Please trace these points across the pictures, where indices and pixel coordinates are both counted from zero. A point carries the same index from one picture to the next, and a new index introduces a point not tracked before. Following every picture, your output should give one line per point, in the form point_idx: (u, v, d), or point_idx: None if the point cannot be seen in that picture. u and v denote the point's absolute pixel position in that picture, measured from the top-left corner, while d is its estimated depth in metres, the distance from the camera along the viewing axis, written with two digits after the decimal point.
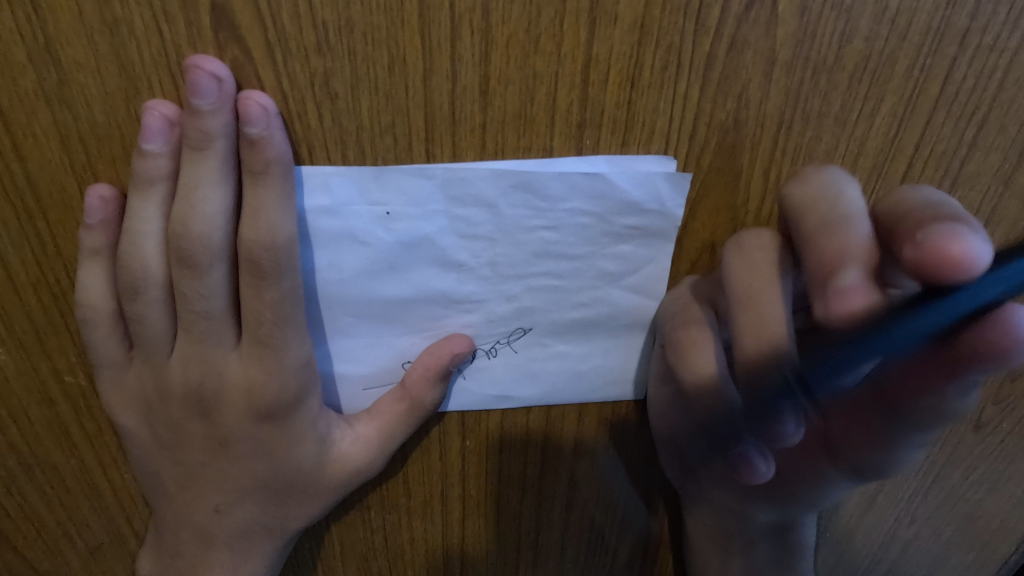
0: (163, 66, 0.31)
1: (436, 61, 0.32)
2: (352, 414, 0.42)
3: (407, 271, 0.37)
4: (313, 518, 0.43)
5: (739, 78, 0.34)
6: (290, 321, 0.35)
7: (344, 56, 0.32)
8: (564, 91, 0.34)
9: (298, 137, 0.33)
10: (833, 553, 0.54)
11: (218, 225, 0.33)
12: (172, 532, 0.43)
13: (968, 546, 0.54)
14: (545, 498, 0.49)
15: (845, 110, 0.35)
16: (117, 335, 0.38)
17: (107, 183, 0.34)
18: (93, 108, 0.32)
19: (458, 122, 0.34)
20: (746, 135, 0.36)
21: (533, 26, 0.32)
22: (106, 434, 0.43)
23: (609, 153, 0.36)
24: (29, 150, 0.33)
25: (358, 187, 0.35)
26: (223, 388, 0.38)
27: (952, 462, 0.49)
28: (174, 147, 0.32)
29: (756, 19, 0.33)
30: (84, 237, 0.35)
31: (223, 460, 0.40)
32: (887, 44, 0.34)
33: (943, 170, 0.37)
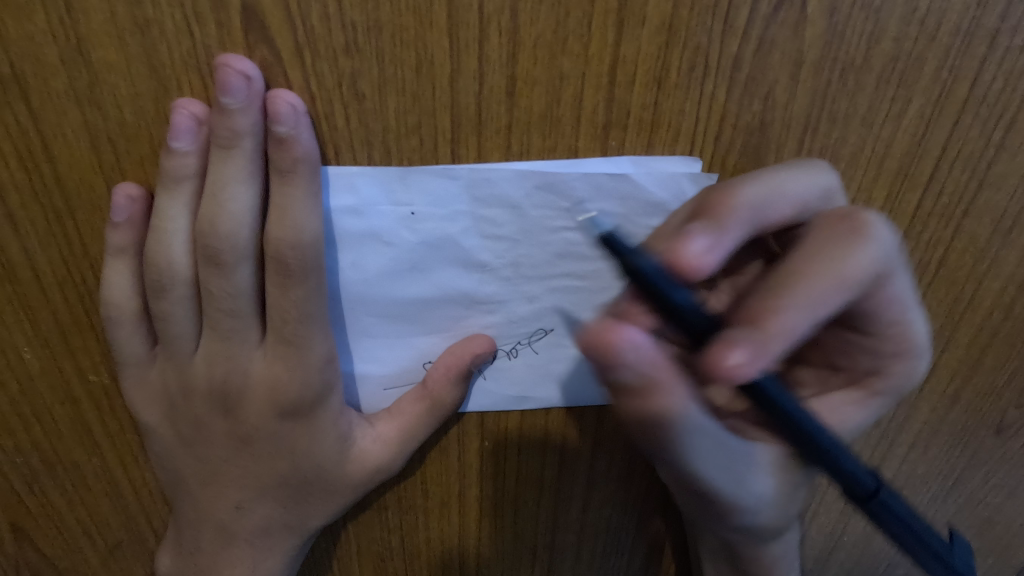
0: (193, 66, 0.32)
1: (464, 61, 0.32)
2: (372, 414, 0.42)
3: (430, 271, 0.38)
4: (332, 517, 0.44)
5: (766, 79, 0.34)
6: (314, 319, 0.36)
7: (372, 57, 0.32)
8: (590, 92, 0.34)
9: (325, 137, 0.34)
10: (851, 556, 0.54)
11: (244, 223, 0.33)
12: (192, 529, 0.43)
13: (987, 552, 0.54)
14: (563, 499, 0.49)
15: (872, 110, 0.35)
16: (141, 333, 0.38)
17: (135, 183, 0.34)
18: (123, 109, 0.32)
19: (484, 122, 0.34)
20: (772, 136, 0.35)
21: (560, 27, 0.32)
22: (128, 433, 0.43)
23: (633, 154, 0.36)
24: (58, 150, 0.33)
25: (383, 188, 0.35)
26: (246, 386, 0.38)
27: (972, 466, 0.49)
28: (201, 146, 0.33)
29: (785, 20, 0.33)
30: (110, 235, 0.35)
31: (244, 457, 0.40)
32: (916, 45, 0.34)
33: (968, 172, 0.37)
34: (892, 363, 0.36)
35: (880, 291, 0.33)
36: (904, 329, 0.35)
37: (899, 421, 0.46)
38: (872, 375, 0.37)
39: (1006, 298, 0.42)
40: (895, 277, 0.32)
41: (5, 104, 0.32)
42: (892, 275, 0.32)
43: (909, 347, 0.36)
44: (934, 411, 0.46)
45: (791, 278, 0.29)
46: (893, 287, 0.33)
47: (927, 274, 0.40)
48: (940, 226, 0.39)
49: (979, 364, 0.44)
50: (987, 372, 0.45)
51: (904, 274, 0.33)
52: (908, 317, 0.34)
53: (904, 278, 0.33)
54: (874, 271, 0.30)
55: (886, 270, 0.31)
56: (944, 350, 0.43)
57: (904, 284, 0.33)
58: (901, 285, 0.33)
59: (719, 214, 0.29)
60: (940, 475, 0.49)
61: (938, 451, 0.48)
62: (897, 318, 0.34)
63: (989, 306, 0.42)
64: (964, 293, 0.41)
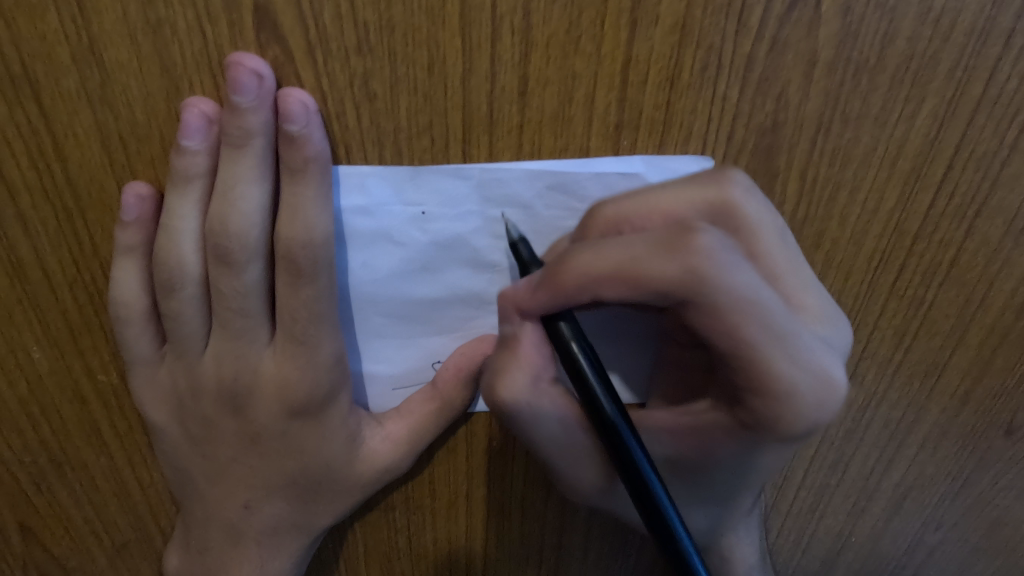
0: (204, 65, 0.31)
1: (476, 61, 0.32)
2: (380, 414, 0.42)
3: (439, 271, 0.37)
4: (340, 516, 0.43)
5: (779, 79, 0.34)
6: (324, 319, 0.36)
7: (384, 56, 0.32)
8: (602, 92, 0.34)
9: (336, 137, 0.33)
10: (858, 557, 0.54)
11: (255, 223, 0.33)
12: (200, 529, 0.43)
13: (995, 553, 0.54)
14: (570, 500, 0.49)
15: (886, 110, 0.35)
16: (150, 332, 0.38)
17: (145, 182, 0.34)
18: (134, 108, 0.32)
19: (495, 122, 0.34)
20: (784, 136, 0.35)
21: (573, 27, 0.32)
22: (137, 432, 0.43)
23: (645, 154, 0.35)
24: (69, 149, 0.33)
25: (394, 188, 0.35)
26: (256, 386, 0.38)
27: (981, 467, 0.48)
28: (212, 145, 0.33)
29: (799, 19, 0.32)
30: (120, 234, 0.35)
31: (253, 456, 0.40)
32: (930, 44, 0.33)
33: (981, 172, 0.37)
34: (753, 401, 0.32)
35: (703, 315, 0.30)
36: (746, 363, 0.31)
37: (908, 422, 0.46)
38: (754, 416, 0.33)
39: (1017, 299, 0.42)
40: (711, 309, 0.29)
41: (17, 104, 0.32)
42: (712, 307, 0.29)
43: (774, 390, 0.31)
44: (943, 412, 0.46)
45: (614, 262, 0.30)
46: (721, 320, 0.30)
47: (937, 275, 0.40)
48: (951, 226, 0.39)
49: (989, 364, 0.44)
50: (997, 373, 0.45)
51: (743, 310, 0.29)
52: (760, 357, 0.30)
53: (751, 314, 0.29)
54: (651, 286, 0.29)
55: (662, 293, 0.30)
56: (955, 351, 0.43)
57: (755, 317, 0.30)
58: (739, 323, 0.30)
59: (602, 219, 0.34)
60: (949, 476, 0.49)
61: (947, 452, 0.48)
62: (730, 352, 0.30)
63: (1001, 307, 0.42)
64: (975, 294, 0.41)
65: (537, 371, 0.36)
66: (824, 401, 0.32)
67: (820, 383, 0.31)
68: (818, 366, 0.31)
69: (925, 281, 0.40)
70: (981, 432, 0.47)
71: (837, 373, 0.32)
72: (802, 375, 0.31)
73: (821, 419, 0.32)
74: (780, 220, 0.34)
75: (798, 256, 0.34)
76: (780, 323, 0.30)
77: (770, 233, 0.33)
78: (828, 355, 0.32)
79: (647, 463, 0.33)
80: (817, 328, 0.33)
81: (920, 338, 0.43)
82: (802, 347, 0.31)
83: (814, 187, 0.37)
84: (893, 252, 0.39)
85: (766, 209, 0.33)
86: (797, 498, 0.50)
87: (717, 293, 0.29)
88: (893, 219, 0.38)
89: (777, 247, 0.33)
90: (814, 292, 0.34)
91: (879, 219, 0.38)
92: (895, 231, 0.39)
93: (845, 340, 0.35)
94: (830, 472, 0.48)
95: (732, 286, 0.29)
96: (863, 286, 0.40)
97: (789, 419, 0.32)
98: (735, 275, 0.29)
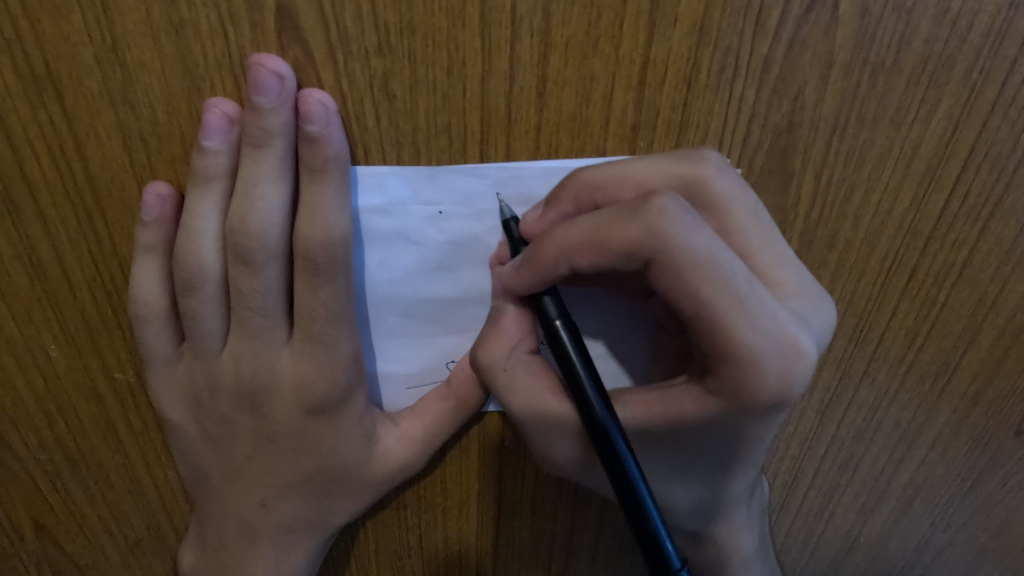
0: (226, 66, 0.32)
1: (495, 62, 0.32)
2: (395, 413, 0.43)
3: (455, 270, 0.38)
4: (354, 515, 0.44)
5: (796, 80, 0.34)
6: (342, 318, 0.36)
7: (404, 57, 0.32)
8: (619, 93, 0.34)
9: (355, 137, 0.34)
10: (866, 556, 0.54)
11: (275, 222, 0.33)
12: (216, 526, 0.43)
13: (1004, 553, 0.54)
14: (581, 499, 0.49)
15: (901, 112, 0.35)
16: (169, 331, 0.38)
17: (165, 181, 0.35)
18: (156, 108, 0.33)
19: (513, 122, 0.34)
20: (800, 137, 0.36)
21: (592, 28, 0.32)
22: (152, 431, 0.43)
23: (661, 154, 0.36)
24: (90, 149, 0.34)
25: (412, 188, 0.35)
26: (273, 384, 0.38)
27: (992, 467, 0.49)
28: (232, 145, 0.33)
29: (817, 20, 0.33)
30: (141, 234, 0.35)
31: (269, 455, 0.40)
32: (946, 46, 0.34)
33: (995, 173, 0.37)
34: (718, 368, 0.31)
35: (665, 274, 0.30)
36: (710, 325, 0.30)
37: (919, 422, 0.46)
38: (720, 385, 0.32)
39: None
40: (671, 268, 0.30)
41: (40, 103, 0.32)
42: (675, 266, 0.30)
43: (740, 351, 0.30)
44: (954, 412, 0.46)
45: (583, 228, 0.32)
46: (683, 280, 0.30)
47: (950, 275, 0.40)
48: (965, 227, 0.39)
49: (1001, 365, 0.44)
50: (1009, 373, 0.45)
51: (703, 270, 0.30)
52: (721, 318, 0.30)
53: (714, 273, 0.30)
54: (619, 249, 0.31)
55: (628, 254, 0.30)
56: (967, 351, 0.43)
57: (716, 279, 0.30)
58: (700, 281, 0.30)
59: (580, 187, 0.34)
60: (959, 476, 0.49)
61: (957, 452, 0.48)
62: (692, 313, 0.30)
63: (1013, 307, 0.42)
64: (987, 295, 0.41)
65: (517, 343, 0.37)
66: (786, 371, 0.31)
67: (781, 352, 0.31)
68: (781, 334, 0.31)
69: (938, 282, 0.41)
70: (991, 432, 0.47)
71: (801, 344, 0.32)
72: (764, 343, 0.31)
73: (784, 390, 0.32)
74: (754, 197, 0.34)
75: (774, 233, 0.34)
76: (742, 288, 0.30)
77: (741, 209, 0.33)
78: (794, 328, 0.32)
79: (622, 442, 0.32)
80: (789, 305, 0.33)
81: (931, 339, 0.43)
82: (768, 307, 0.31)
83: (829, 187, 0.37)
84: (906, 253, 0.40)
85: (738, 185, 0.34)
86: (807, 497, 0.50)
87: (677, 251, 0.30)
88: (908, 219, 0.39)
89: (748, 224, 0.33)
90: (794, 270, 0.34)
91: (893, 219, 0.39)
92: (908, 232, 0.39)
93: (823, 321, 0.34)
94: (840, 472, 0.49)
95: (694, 246, 0.30)
96: (877, 286, 0.41)
97: (752, 386, 0.31)
98: (696, 237, 0.30)
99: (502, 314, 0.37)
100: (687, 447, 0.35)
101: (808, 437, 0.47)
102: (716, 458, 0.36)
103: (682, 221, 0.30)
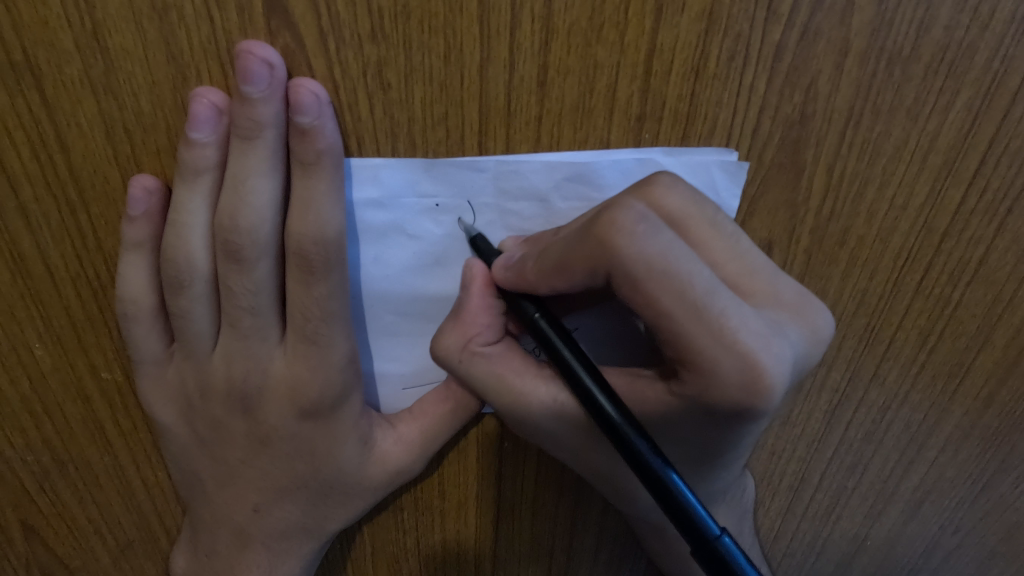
0: (212, 53, 0.30)
1: (495, 50, 0.31)
2: (392, 414, 0.41)
3: (453, 266, 0.37)
4: (350, 520, 0.42)
5: (809, 69, 0.33)
6: (336, 318, 0.35)
7: (400, 44, 0.31)
8: (624, 83, 0.33)
9: (348, 128, 0.32)
10: (874, 558, 0.52)
11: (266, 218, 0.32)
12: (208, 531, 0.42)
13: (1014, 557, 0.52)
14: (582, 502, 0.48)
15: (919, 102, 0.34)
16: (158, 330, 0.37)
17: (152, 175, 0.33)
18: (140, 98, 0.31)
19: (513, 113, 0.33)
20: (812, 129, 0.34)
21: (596, 14, 0.31)
22: (142, 431, 0.41)
23: (667, 146, 0.34)
24: (72, 141, 0.32)
25: (408, 180, 0.34)
26: (266, 385, 0.37)
27: (1003, 470, 0.47)
28: (221, 136, 0.31)
29: (831, 7, 0.32)
30: (127, 229, 0.34)
31: (263, 458, 0.39)
32: (967, 34, 0.33)
33: (1017, 166, 0.36)
34: (682, 373, 0.30)
35: (624, 289, 0.28)
36: (671, 337, 0.28)
37: (929, 424, 0.45)
38: (683, 389, 0.31)
39: None
40: (629, 280, 0.28)
41: (19, 92, 0.31)
42: (632, 280, 0.28)
43: (705, 361, 0.28)
44: (966, 415, 0.45)
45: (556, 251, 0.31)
46: (639, 292, 0.28)
47: (966, 273, 0.39)
48: (982, 223, 0.38)
49: (1015, 366, 0.43)
50: None
51: (661, 280, 0.27)
52: (678, 329, 0.28)
53: (671, 285, 0.27)
54: (582, 269, 0.30)
55: (590, 272, 0.29)
56: (980, 351, 0.42)
57: (674, 288, 0.28)
58: (657, 292, 0.28)
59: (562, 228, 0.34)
60: (969, 479, 0.48)
61: (968, 454, 0.47)
62: (654, 326, 0.29)
63: None
64: (1003, 294, 0.40)
65: (473, 334, 0.36)
66: (751, 383, 0.29)
67: (745, 368, 0.28)
68: (745, 348, 0.28)
69: (953, 280, 0.39)
70: (1006, 434, 0.46)
71: (770, 360, 0.29)
72: (726, 357, 0.28)
73: (748, 403, 0.29)
74: (712, 207, 0.33)
75: (741, 239, 0.33)
76: (702, 297, 0.28)
77: (700, 223, 0.32)
78: (763, 340, 0.29)
79: (646, 444, 0.29)
80: (763, 311, 0.32)
81: (944, 339, 0.41)
82: (735, 315, 0.29)
83: (841, 182, 0.36)
84: (920, 250, 0.38)
85: (693, 199, 0.32)
86: (814, 500, 0.48)
87: (629, 262, 0.28)
88: (923, 215, 0.37)
89: (710, 236, 0.32)
90: (766, 276, 0.33)
91: (908, 215, 0.37)
92: (924, 228, 0.38)
93: (804, 328, 0.32)
94: (848, 475, 0.47)
95: (648, 255, 0.27)
96: (889, 284, 0.39)
97: (715, 393, 0.29)
98: (653, 245, 0.28)
99: (461, 307, 0.36)
100: (661, 444, 0.35)
101: (817, 438, 0.46)
102: (704, 454, 0.35)
103: (645, 228, 0.28)
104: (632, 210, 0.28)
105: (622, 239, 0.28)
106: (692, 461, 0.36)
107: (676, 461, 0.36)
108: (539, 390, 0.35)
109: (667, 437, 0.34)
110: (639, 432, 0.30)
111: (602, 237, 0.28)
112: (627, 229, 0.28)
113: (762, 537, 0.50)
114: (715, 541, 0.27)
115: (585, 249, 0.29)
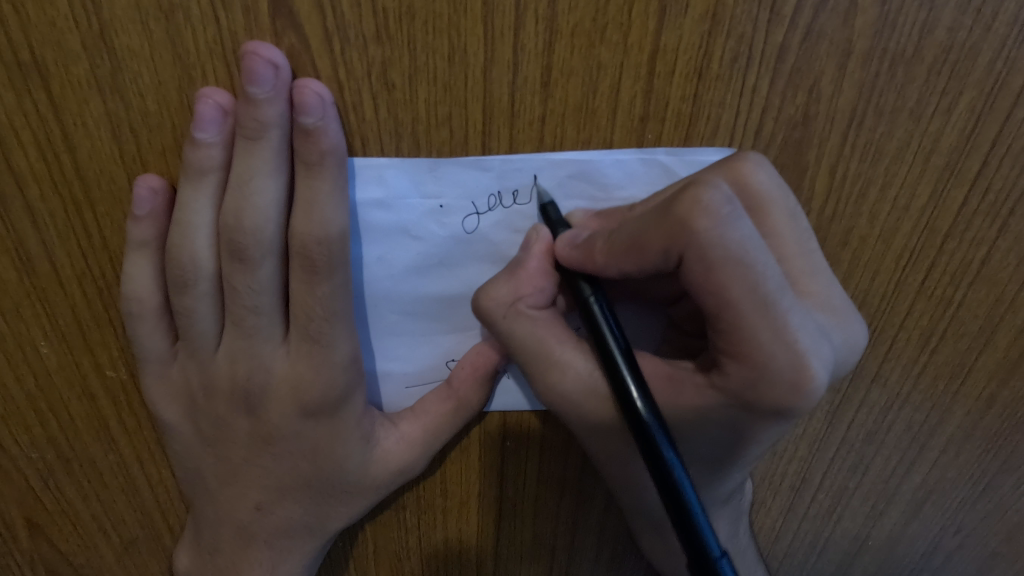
0: (218, 54, 0.31)
1: (498, 50, 0.31)
2: (394, 413, 0.41)
3: (457, 267, 0.37)
4: (352, 519, 0.43)
5: (812, 70, 0.33)
6: (339, 317, 0.35)
7: (404, 45, 0.31)
8: (628, 82, 0.33)
9: (352, 128, 0.32)
10: (876, 558, 0.53)
11: (270, 217, 0.32)
12: (210, 529, 0.42)
13: (1016, 557, 0.52)
14: (585, 500, 0.48)
15: (921, 104, 0.34)
16: (162, 329, 0.37)
17: (156, 174, 0.34)
18: (146, 98, 0.31)
19: (516, 114, 0.33)
20: (815, 130, 0.34)
21: (600, 15, 0.31)
22: (146, 429, 0.42)
23: (670, 146, 0.34)
24: (79, 140, 0.32)
25: (412, 180, 0.34)
26: (270, 384, 0.37)
27: (1005, 470, 0.47)
28: (226, 137, 0.32)
29: (834, 9, 0.32)
30: (132, 228, 0.34)
31: (266, 457, 0.39)
32: (970, 35, 0.33)
33: (1018, 168, 0.36)
34: (730, 366, 0.30)
35: (694, 270, 0.28)
36: (729, 326, 0.28)
37: (932, 424, 0.45)
38: (726, 383, 0.31)
39: None
40: (703, 263, 0.27)
41: (25, 91, 0.31)
42: (706, 262, 0.27)
43: (759, 357, 0.28)
44: (968, 415, 0.45)
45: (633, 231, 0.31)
46: (709, 276, 0.28)
47: (968, 274, 0.39)
48: (985, 224, 0.38)
49: (1016, 367, 0.43)
50: None
51: (734, 266, 0.27)
52: (739, 319, 0.28)
53: (742, 273, 0.27)
54: (655, 248, 0.29)
55: (662, 251, 0.29)
56: (982, 351, 0.42)
57: (746, 277, 0.28)
58: (727, 279, 0.27)
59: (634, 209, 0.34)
60: (971, 479, 0.48)
61: (970, 454, 0.47)
62: (714, 311, 0.28)
63: None
64: (1006, 294, 0.40)
65: (525, 295, 0.35)
66: (798, 385, 0.29)
67: (796, 367, 0.29)
68: (800, 350, 0.29)
69: (955, 281, 0.39)
70: (1008, 434, 0.46)
71: (818, 363, 0.29)
72: (782, 353, 0.28)
73: (790, 403, 0.29)
74: (794, 200, 0.32)
75: (810, 239, 0.33)
76: (770, 292, 0.28)
77: (779, 213, 0.32)
78: (814, 343, 0.30)
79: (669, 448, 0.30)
80: (812, 314, 0.32)
81: (946, 339, 0.41)
82: (796, 316, 0.29)
83: (844, 182, 0.36)
84: (922, 251, 0.38)
85: (778, 185, 0.32)
86: (816, 500, 0.49)
87: (706, 244, 0.27)
88: (925, 216, 0.37)
89: (784, 228, 0.32)
90: (823, 281, 0.33)
91: (910, 215, 0.37)
92: (926, 229, 0.38)
93: (845, 338, 0.32)
94: (849, 475, 0.47)
95: (727, 241, 0.27)
96: (891, 285, 0.39)
97: (761, 390, 0.29)
98: (732, 231, 0.27)
99: (519, 266, 0.35)
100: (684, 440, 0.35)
101: (820, 438, 0.46)
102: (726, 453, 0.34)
103: (729, 213, 0.28)
104: (723, 193, 0.28)
105: (707, 220, 0.27)
106: (710, 460, 0.35)
107: (690, 460, 0.36)
108: (577, 363, 0.35)
109: (701, 433, 0.34)
110: (668, 439, 0.30)
111: (683, 215, 0.28)
112: (711, 210, 0.27)
113: (762, 537, 0.50)
114: (714, 561, 0.28)
115: (664, 229, 0.29)
